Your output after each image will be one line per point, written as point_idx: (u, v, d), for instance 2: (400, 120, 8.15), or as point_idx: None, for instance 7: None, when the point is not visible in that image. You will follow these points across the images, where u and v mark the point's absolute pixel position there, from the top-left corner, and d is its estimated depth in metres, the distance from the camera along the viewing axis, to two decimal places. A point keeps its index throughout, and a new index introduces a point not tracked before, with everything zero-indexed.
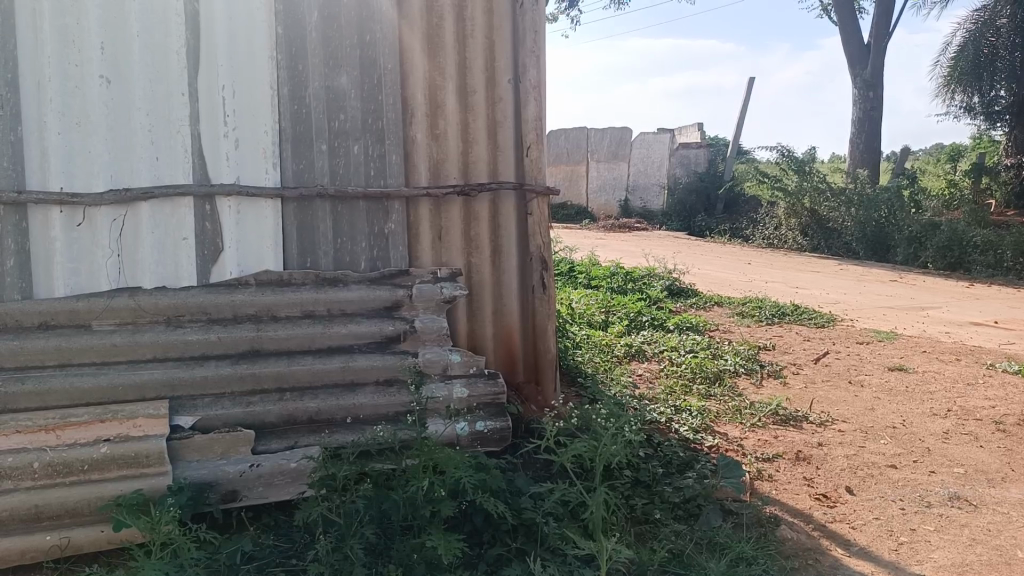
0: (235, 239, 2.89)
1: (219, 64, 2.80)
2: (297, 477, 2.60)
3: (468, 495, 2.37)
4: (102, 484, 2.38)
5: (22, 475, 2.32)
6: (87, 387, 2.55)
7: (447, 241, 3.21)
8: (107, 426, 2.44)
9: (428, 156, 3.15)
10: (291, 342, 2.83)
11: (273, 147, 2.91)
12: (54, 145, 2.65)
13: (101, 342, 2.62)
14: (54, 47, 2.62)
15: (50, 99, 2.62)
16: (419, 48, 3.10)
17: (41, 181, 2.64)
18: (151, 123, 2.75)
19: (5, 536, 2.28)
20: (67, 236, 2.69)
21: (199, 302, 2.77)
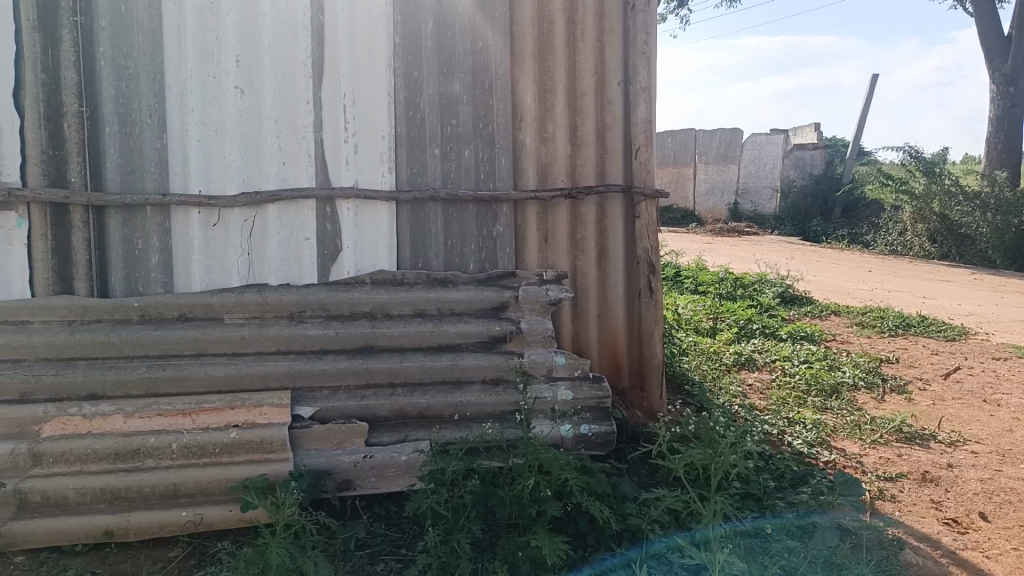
0: (353, 240, 3.02)
1: (342, 73, 2.95)
2: (407, 469, 2.70)
3: (574, 497, 2.39)
4: (232, 466, 2.57)
5: (162, 454, 2.54)
6: (219, 375, 2.75)
7: (554, 243, 3.23)
8: (236, 413, 2.63)
9: (537, 159, 3.18)
10: (403, 340, 2.93)
11: (390, 152, 3.02)
12: (194, 151, 2.86)
13: (231, 334, 2.81)
14: (196, 61, 2.84)
15: (192, 109, 2.85)
16: (530, 53, 3.13)
17: (182, 185, 2.86)
18: (279, 130, 2.93)
19: (149, 509, 2.50)
20: (203, 234, 2.90)
21: (320, 299, 2.92)
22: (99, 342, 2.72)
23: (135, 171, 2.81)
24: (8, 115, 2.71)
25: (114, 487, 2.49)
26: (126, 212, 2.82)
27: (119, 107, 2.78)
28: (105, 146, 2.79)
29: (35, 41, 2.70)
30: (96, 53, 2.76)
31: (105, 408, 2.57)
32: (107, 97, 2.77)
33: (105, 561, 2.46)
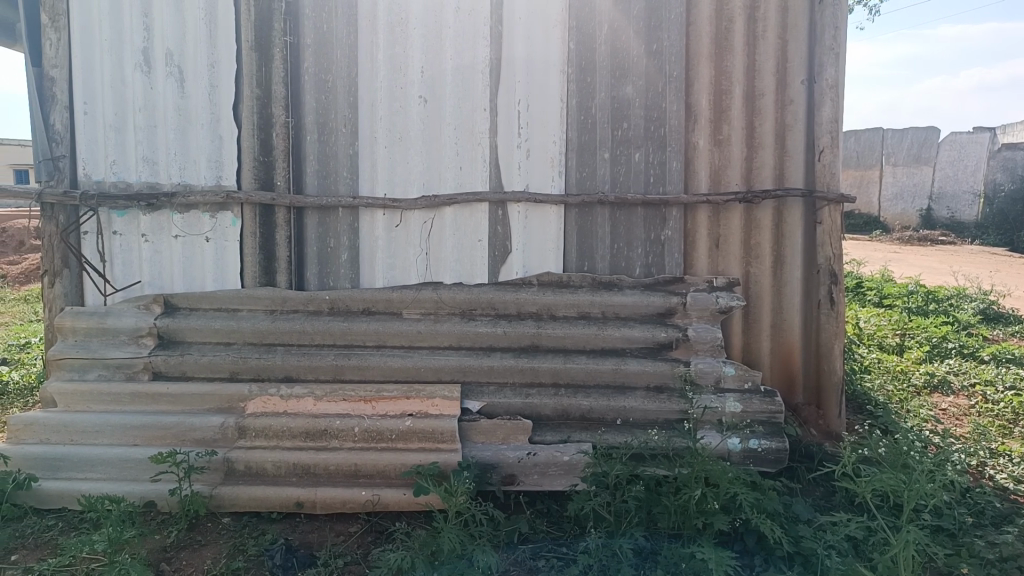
0: (523, 242, 3.08)
1: (517, 80, 3.03)
2: (570, 470, 2.73)
3: (743, 512, 2.32)
4: (406, 452, 2.75)
5: (345, 436, 2.78)
6: (397, 365, 2.95)
7: (726, 249, 3.11)
8: (411, 402, 2.84)
9: (710, 162, 3.09)
10: (568, 341, 2.97)
11: (561, 156, 3.06)
12: (381, 157, 3.07)
13: (409, 329, 3.00)
14: (385, 74, 3.04)
15: (381, 118, 3.05)
16: (706, 54, 3.05)
17: (370, 188, 3.07)
18: (458, 136, 3.06)
19: (334, 486, 2.70)
20: (387, 235, 3.08)
21: (490, 298, 3.03)
22: (295, 330, 3.01)
23: (331, 175, 3.07)
24: (228, 126, 3.05)
25: (304, 463, 2.72)
26: (322, 213, 3.08)
27: (318, 117, 3.05)
28: (306, 153, 3.07)
29: (251, 60, 3.03)
30: (302, 68, 3.04)
31: (299, 391, 2.87)
32: (309, 109, 3.05)
33: (295, 529, 2.65)
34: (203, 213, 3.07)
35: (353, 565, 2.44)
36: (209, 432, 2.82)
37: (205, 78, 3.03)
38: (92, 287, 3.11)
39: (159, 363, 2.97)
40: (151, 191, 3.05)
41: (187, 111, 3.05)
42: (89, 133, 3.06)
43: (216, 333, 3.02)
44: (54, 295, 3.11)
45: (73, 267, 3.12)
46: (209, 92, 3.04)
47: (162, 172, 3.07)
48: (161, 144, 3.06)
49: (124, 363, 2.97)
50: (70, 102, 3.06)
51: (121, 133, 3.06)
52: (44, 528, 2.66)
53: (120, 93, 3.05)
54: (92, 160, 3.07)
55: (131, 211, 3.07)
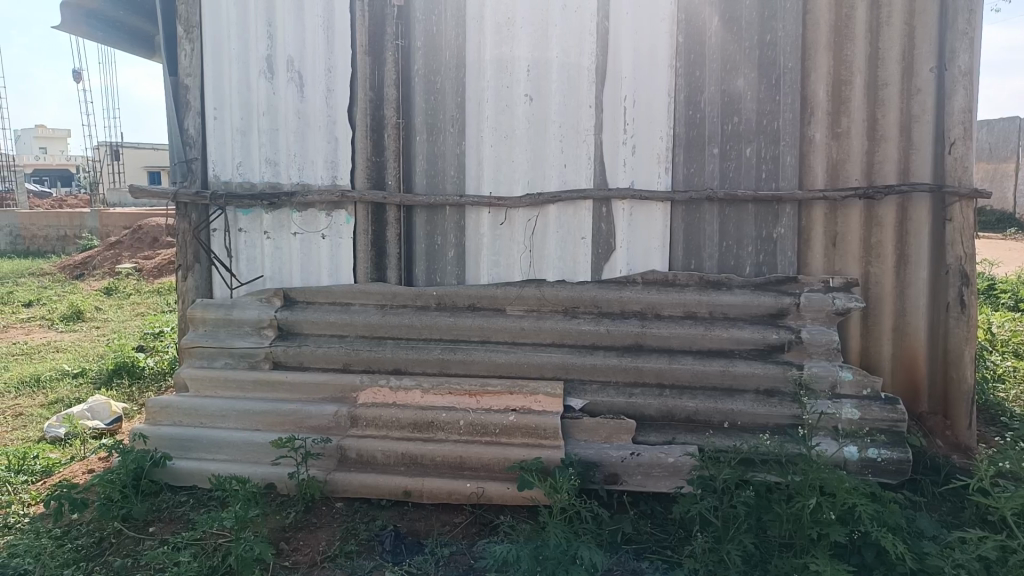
0: (628, 240, 3.04)
1: (624, 76, 2.98)
2: (675, 472, 2.69)
3: (861, 524, 2.21)
4: (510, 447, 2.79)
5: (451, 429, 2.85)
6: (500, 360, 2.98)
7: (844, 248, 2.97)
8: (514, 398, 2.88)
9: (826, 156, 2.96)
10: (674, 341, 2.92)
11: (668, 152, 3.00)
12: (487, 156, 3.10)
13: (512, 325, 3.03)
14: (492, 73, 3.06)
15: (487, 117, 3.08)
16: (824, 44, 2.92)
17: (476, 186, 3.12)
18: (563, 134, 3.04)
19: (440, 477, 2.76)
20: (492, 233, 3.13)
21: (593, 296, 3.02)
22: (403, 324, 3.10)
23: (438, 174, 3.15)
24: (342, 127, 3.18)
25: (413, 453, 2.81)
26: (430, 211, 3.17)
27: (427, 118, 3.14)
28: (415, 152, 3.16)
29: (365, 64, 3.15)
30: (412, 71, 3.13)
31: (407, 382, 2.95)
32: (419, 109, 3.14)
33: (403, 517, 2.74)
34: (319, 212, 3.22)
35: (458, 555, 2.50)
36: (324, 420, 2.96)
37: (323, 82, 3.17)
38: (220, 281, 3.33)
39: (279, 353, 3.15)
40: (273, 191, 3.23)
41: (306, 114, 3.20)
42: (219, 137, 3.28)
43: (330, 326, 3.16)
44: (186, 289, 3.36)
45: (203, 262, 3.35)
46: (326, 96, 3.18)
47: (283, 173, 3.24)
48: (282, 146, 3.23)
49: (248, 353, 3.16)
50: (202, 108, 3.29)
51: (247, 136, 3.26)
52: (177, 504, 2.88)
53: (246, 99, 3.24)
54: (221, 162, 3.29)
55: (255, 210, 3.26)
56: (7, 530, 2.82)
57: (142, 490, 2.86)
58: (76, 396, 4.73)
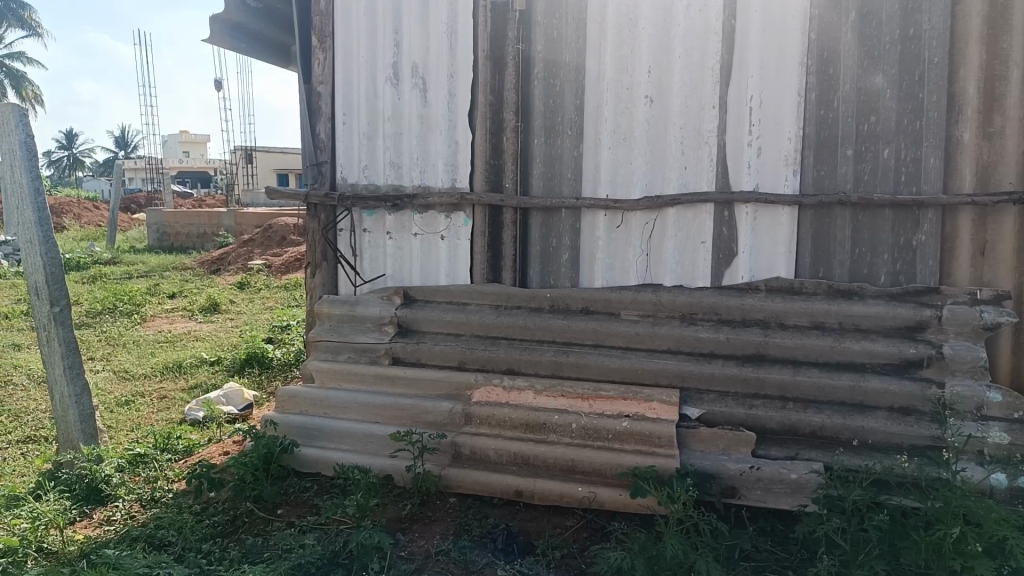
0: (750, 244, 2.94)
1: (750, 75, 2.87)
2: (798, 489, 2.57)
3: (1012, 559, 2.04)
4: (623, 453, 2.74)
5: (563, 431, 2.84)
6: (614, 365, 2.94)
7: (994, 257, 2.74)
8: (628, 404, 2.82)
9: (976, 158, 2.73)
10: (799, 352, 2.79)
11: (796, 153, 2.86)
12: (605, 158, 3.07)
13: (627, 329, 2.99)
14: (612, 74, 3.03)
15: (606, 119, 3.05)
16: (975, 37, 2.70)
17: (593, 189, 3.10)
18: (684, 135, 2.97)
19: (552, 480, 2.76)
20: (607, 236, 3.09)
21: (712, 303, 2.93)
22: (517, 325, 3.13)
23: (556, 177, 3.15)
24: (463, 131, 3.25)
25: (525, 454, 2.83)
26: (546, 213, 3.18)
27: (546, 121, 3.15)
28: (533, 155, 3.18)
29: (487, 68, 3.19)
30: (532, 75, 3.16)
31: (520, 383, 2.97)
32: (538, 112, 3.16)
33: (515, 516, 2.77)
34: (439, 213, 3.31)
35: (569, 558, 2.50)
36: (440, 416, 3.03)
37: (445, 87, 3.25)
38: (345, 279, 3.50)
39: (398, 349, 3.26)
40: (396, 193, 3.35)
41: (428, 118, 3.29)
42: (347, 140, 3.44)
43: (448, 324, 3.24)
44: (314, 285, 3.54)
45: (330, 260, 3.52)
46: (448, 101, 3.26)
47: (405, 175, 3.36)
48: (405, 149, 3.34)
49: (370, 348, 3.29)
50: (332, 113, 3.46)
51: (373, 140, 3.39)
52: (303, 489, 3.04)
53: (373, 104, 3.38)
54: (349, 164, 3.45)
55: (378, 211, 3.40)
56: (153, 503, 3.06)
57: (272, 474, 3.03)
58: (212, 382, 5.10)
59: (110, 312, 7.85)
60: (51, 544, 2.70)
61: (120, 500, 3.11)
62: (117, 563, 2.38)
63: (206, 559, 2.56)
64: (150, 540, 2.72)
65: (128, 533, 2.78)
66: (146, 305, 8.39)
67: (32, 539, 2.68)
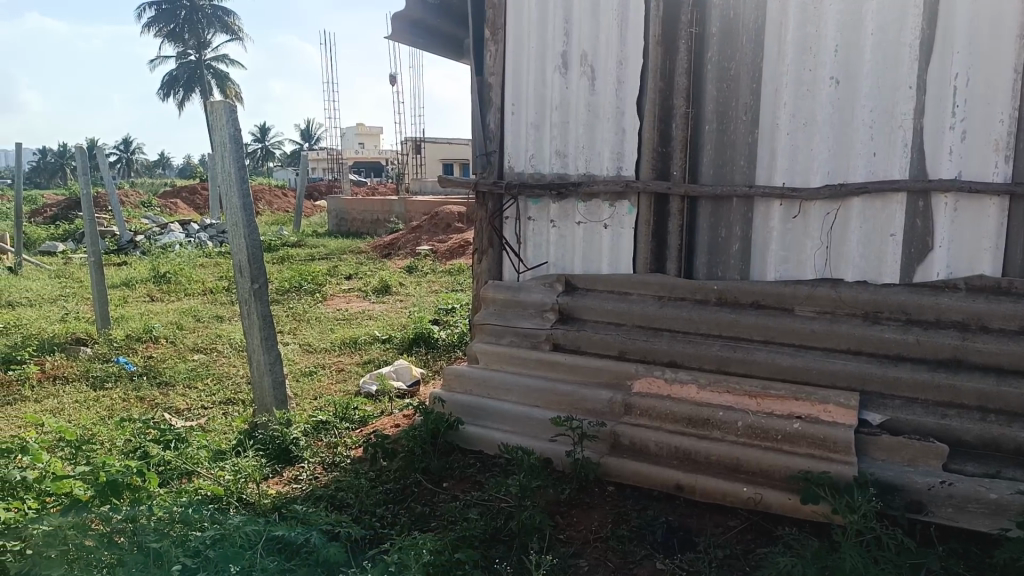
0: (949, 238, 2.67)
1: (955, 51, 2.59)
2: (998, 511, 2.33)
3: None
4: (794, 456, 2.61)
5: (728, 429, 2.75)
6: (785, 363, 2.79)
7: None
8: (800, 404, 2.67)
9: None
10: (1004, 359, 2.50)
11: (1009, 137, 2.55)
12: (783, 144, 2.91)
13: (801, 326, 2.82)
14: (794, 55, 2.84)
15: (785, 103, 2.88)
16: None
17: (768, 177, 2.95)
18: (874, 119, 2.74)
19: (715, 477, 2.68)
20: (782, 226, 2.93)
21: (901, 301, 2.70)
22: (681, 318, 3.05)
23: (727, 164, 3.04)
24: (631, 118, 3.21)
25: (687, 449, 2.77)
26: (716, 203, 3.06)
27: (719, 106, 3.03)
28: (704, 142, 3.08)
29: (658, 53, 3.12)
30: (705, 59, 3.05)
31: (683, 376, 2.90)
32: (710, 98, 3.05)
33: (675, 511, 2.72)
34: (604, 202, 3.30)
35: (733, 559, 2.43)
36: (599, 404, 3.04)
37: (614, 74, 3.22)
38: (510, 266, 3.60)
39: (559, 336, 3.30)
40: (562, 181, 3.38)
41: (596, 106, 3.29)
42: (516, 130, 3.52)
43: (609, 314, 3.22)
44: (480, 271, 3.68)
45: (495, 247, 3.63)
46: (617, 88, 3.23)
47: (571, 164, 3.38)
48: (572, 138, 3.36)
49: (531, 334, 3.36)
50: (502, 104, 3.56)
51: (541, 129, 3.45)
52: (466, 465, 3.17)
53: (542, 94, 3.42)
54: (516, 153, 3.53)
55: (543, 200, 3.46)
56: (335, 467, 3.33)
57: (438, 448, 3.20)
58: (384, 358, 5.45)
59: (296, 290, 8.60)
60: (249, 495, 3.01)
61: (306, 461, 3.41)
62: (304, 518, 2.61)
63: (380, 523, 2.74)
64: (331, 500, 2.97)
65: (313, 492, 3.04)
66: (327, 285, 9.11)
67: (234, 489, 3.00)
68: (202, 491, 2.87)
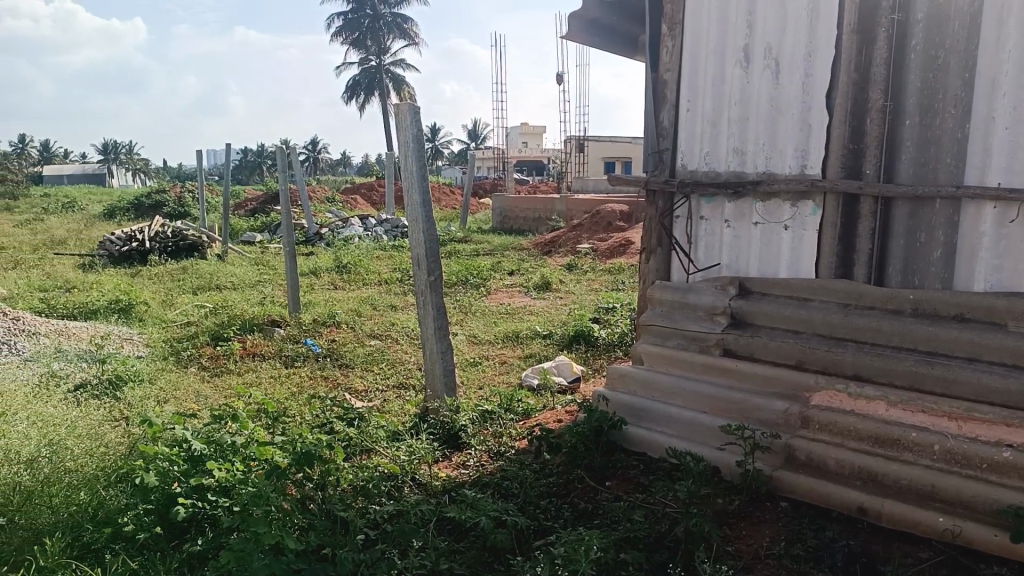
0: None
1: None
2: None
3: None
4: (1002, 488, 2.36)
5: (922, 451, 2.54)
6: (994, 385, 2.47)
7: None
8: (1012, 432, 2.39)
9: None
10: None
11: None
12: (1000, 140, 2.60)
13: (1016, 344, 2.49)
14: (1018, 39, 2.51)
15: (1004, 94, 2.56)
16: None
17: (980, 177, 2.65)
18: None
19: (904, 502, 2.49)
20: (996, 232, 2.62)
21: None
22: (870, 329, 2.83)
23: (930, 163, 2.77)
24: (819, 113, 3.01)
25: (872, 469, 2.61)
26: (915, 203, 2.79)
27: (923, 99, 2.77)
28: (903, 138, 2.84)
29: (852, 43, 2.90)
30: (908, 48, 2.80)
31: (870, 392, 2.73)
32: (913, 89, 2.80)
33: (857, 534, 2.53)
34: (785, 201, 3.12)
35: None
36: (773, 415, 2.90)
37: (801, 67, 3.04)
38: (679, 265, 3.53)
39: (730, 341, 3.18)
40: (738, 180, 3.25)
41: (780, 101, 3.12)
42: (691, 128, 3.44)
43: (787, 320, 3.06)
44: (648, 270, 3.64)
45: (665, 246, 3.57)
46: (803, 82, 3.04)
47: (749, 162, 3.25)
48: (751, 135, 3.22)
49: (701, 337, 3.26)
50: (676, 100, 3.48)
51: (717, 126, 3.34)
52: (629, 465, 3.15)
53: (720, 89, 3.31)
54: (690, 151, 3.45)
55: (717, 199, 3.34)
56: (500, 456, 3.44)
57: (601, 446, 3.20)
58: (545, 354, 5.54)
59: (463, 284, 8.95)
60: (422, 476, 3.19)
61: (473, 447, 3.55)
62: (474, 501, 2.71)
63: (544, 514, 2.79)
64: (498, 488, 3.07)
65: (480, 479, 3.16)
66: (491, 279, 9.40)
67: (409, 468, 3.19)
68: (381, 468, 3.06)
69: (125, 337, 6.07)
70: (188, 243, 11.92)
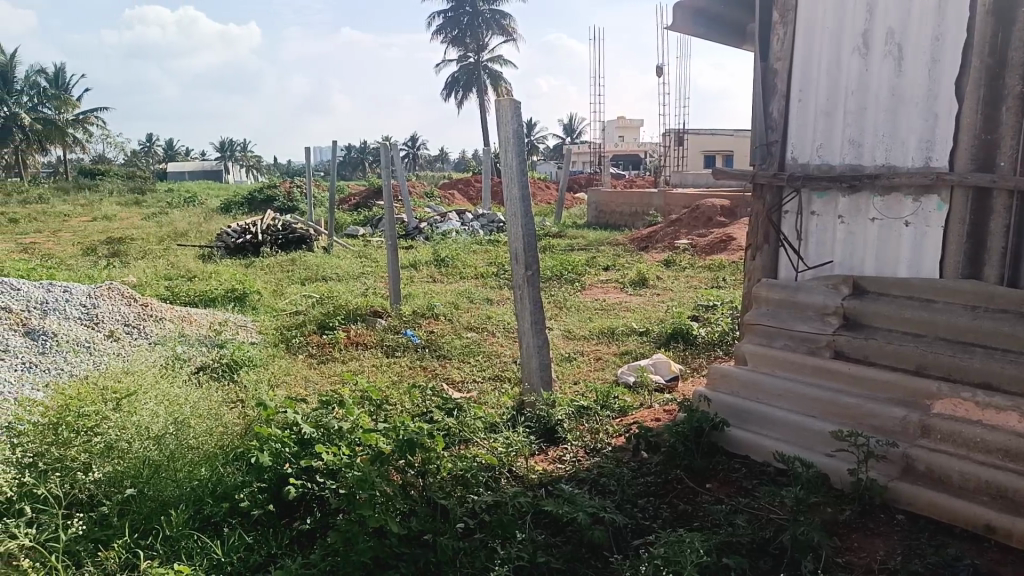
0: None
1: None
2: None
3: None
4: None
5: None
6: None
7: None
8: None
9: None
10: None
11: None
12: None
13: None
14: None
15: None
16: None
17: None
18: None
19: None
20: None
21: None
22: (1001, 333, 2.60)
23: None
24: (947, 102, 2.81)
25: (1001, 485, 2.41)
26: None
27: None
28: None
29: (986, 25, 2.66)
30: None
31: (1000, 402, 2.51)
32: None
33: (983, 554, 2.35)
34: (905, 196, 2.94)
35: None
36: (890, 422, 2.75)
37: (927, 52, 2.84)
38: (787, 262, 3.40)
39: (843, 342, 3.02)
40: (854, 173, 3.08)
41: (902, 90, 2.93)
42: (803, 119, 3.29)
43: (906, 322, 2.88)
44: (754, 267, 3.52)
45: (773, 242, 3.44)
46: (929, 68, 2.84)
47: (866, 154, 3.07)
48: (869, 126, 3.05)
49: (810, 338, 3.13)
50: (787, 91, 3.33)
51: (832, 117, 3.18)
52: (732, 468, 3.06)
53: (835, 78, 3.14)
54: (802, 144, 3.31)
55: (830, 193, 3.18)
56: (597, 452, 3.42)
57: (702, 447, 3.12)
58: (642, 351, 5.46)
59: (558, 278, 8.95)
60: (518, 468, 3.22)
61: (569, 442, 3.55)
62: (572, 496, 2.71)
63: (641, 514, 2.75)
64: (594, 484, 3.05)
65: (576, 474, 3.16)
66: (586, 274, 9.35)
67: (506, 460, 3.23)
68: (479, 458, 3.10)
69: (241, 324, 6.45)
70: (297, 236, 12.52)
